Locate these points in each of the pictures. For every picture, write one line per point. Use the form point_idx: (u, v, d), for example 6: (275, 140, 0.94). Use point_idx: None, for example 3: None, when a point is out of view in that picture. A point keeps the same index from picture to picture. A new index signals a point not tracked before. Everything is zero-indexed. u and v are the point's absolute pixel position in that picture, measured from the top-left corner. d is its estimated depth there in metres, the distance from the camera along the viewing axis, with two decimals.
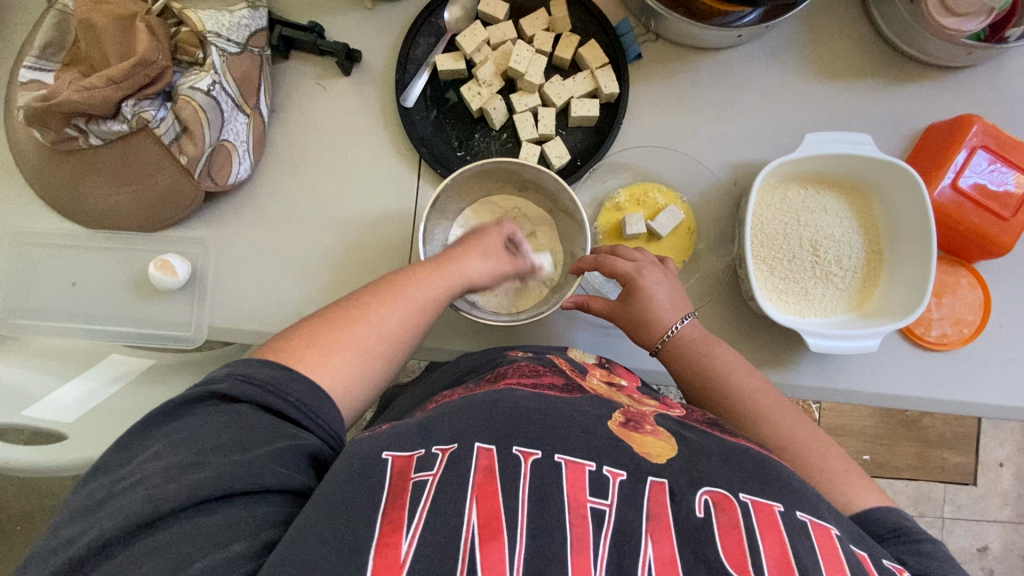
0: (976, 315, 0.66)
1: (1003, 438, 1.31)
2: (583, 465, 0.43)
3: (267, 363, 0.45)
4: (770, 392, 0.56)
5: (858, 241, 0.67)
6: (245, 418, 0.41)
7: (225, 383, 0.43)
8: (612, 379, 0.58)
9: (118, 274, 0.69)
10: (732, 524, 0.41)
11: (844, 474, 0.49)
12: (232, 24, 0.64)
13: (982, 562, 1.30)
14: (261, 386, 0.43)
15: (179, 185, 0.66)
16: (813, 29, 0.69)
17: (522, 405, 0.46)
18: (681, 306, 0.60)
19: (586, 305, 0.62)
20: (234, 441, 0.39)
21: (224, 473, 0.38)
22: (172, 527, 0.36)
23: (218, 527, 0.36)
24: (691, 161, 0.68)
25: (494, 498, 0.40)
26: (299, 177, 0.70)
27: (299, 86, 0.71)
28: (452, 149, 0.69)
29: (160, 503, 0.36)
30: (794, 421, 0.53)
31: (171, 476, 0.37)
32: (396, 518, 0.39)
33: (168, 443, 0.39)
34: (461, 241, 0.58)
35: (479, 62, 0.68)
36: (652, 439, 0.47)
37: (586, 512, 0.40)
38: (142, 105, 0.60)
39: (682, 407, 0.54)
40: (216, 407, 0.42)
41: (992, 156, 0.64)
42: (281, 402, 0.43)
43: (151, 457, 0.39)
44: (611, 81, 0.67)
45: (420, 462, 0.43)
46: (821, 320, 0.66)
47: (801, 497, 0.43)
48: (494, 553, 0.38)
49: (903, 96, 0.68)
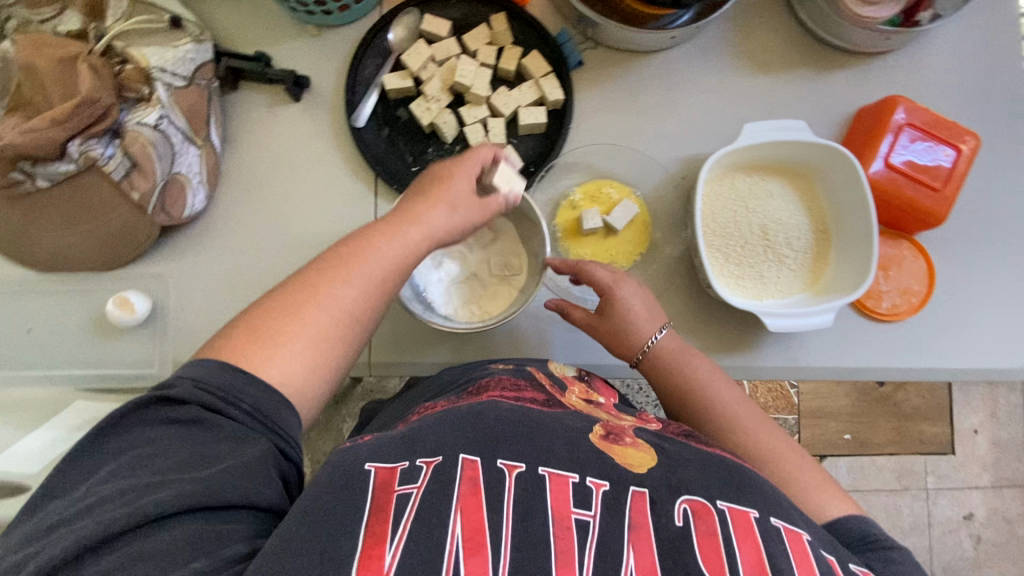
0: (922, 285, 0.69)
1: (975, 405, 1.35)
2: (567, 477, 0.43)
3: (224, 367, 0.43)
4: (748, 404, 0.57)
5: (806, 222, 0.70)
6: (197, 429, 0.41)
7: (179, 389, 0.42)
8: (590, 396, 0.57)
9: (76, 316, 0.68)
10: (710, 531, 0.42)
11: (817, 483, 0.51)
12: (177, 58, 0.64)
13: (968, 529, 1.33)
14: (216, 393, 0.42)
15: (132, 223, 0.65)
16: (743, 27, 0.72)
17: (508, 418, 0.47)
18: (657, 317, 0.61)
19: (566, 313, 0.64)
20: (191, 458, 0.39)
21: (186, 490, 0.37)
22: (132, 545, 0.35)
23: (181, 543, 0.36)
24: (640, 158, 0.70)
25: (477, 511, 0.41)
26: (256, 203, 0.70)
27: (249, 115, 0.72)
28: (407, 164, 0.70)
29: (118, 522, 0.35)
30: (772, 436, 0.55)
31: (130, 494, 0.37)
32: (379, 530, 0.39)
33: (123, 461, 0.39)
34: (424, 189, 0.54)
35: (426, 79, 0.70)
36: (631, 450, 0.47)
37: (570, 523, 0.41)
38: (89, 143, 0.60)
39: (657, 421, 0.55)
40: (169, 414, 0.41)
41: (917, 133, 0.67)
42: (236, 410, 0.42)
43: (110, 473, 0.38)
44: (556, 88, 0.69)
45: (405, 475, 0.43)
46: (778, 301, 0.68)
47: (776, 503, 0.44)
48: (478, 566, 0.38)
49: (833, 83, 0.72)
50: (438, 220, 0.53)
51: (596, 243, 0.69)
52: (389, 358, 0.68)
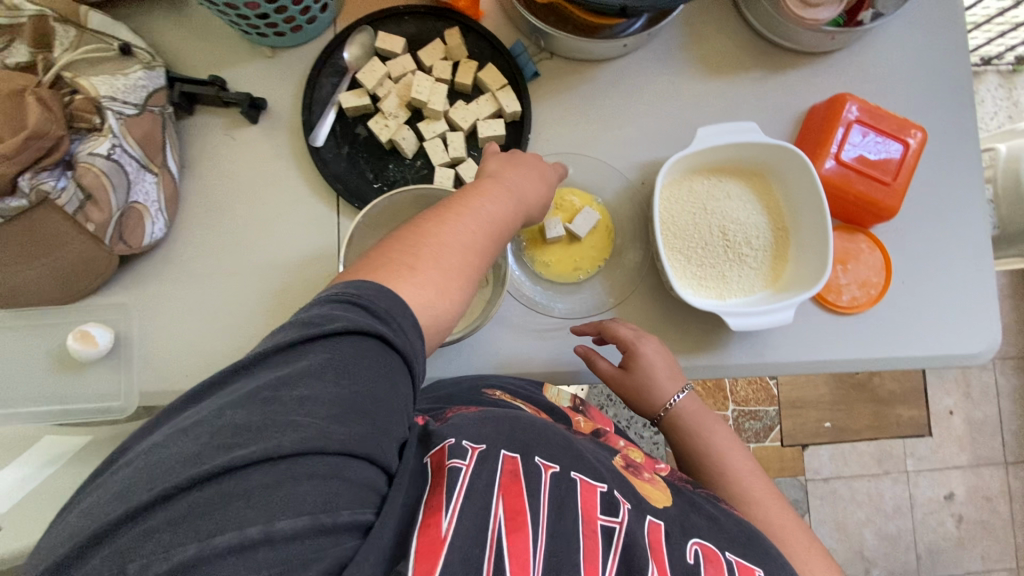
0: (879, 276, 0.71)
1: (949, 386, 1.38)
2: (595, 485, 0.48)
3: (386, 295, 0.42)
4: (762, 477, 0.62)
5: (764, 221, 0.71)
6: (389, 368, 0.40)
7: (340, 322, 0.39)
8: (594, 428, 0.65)
9: (35, 351, 0.67)
10: (718, 574, 0.48)
11: (823, 567, 0.56)
12: (129, 86, 0.64)
13: (949, 508, 1.36)
14: (385, 326, 0.41)
15: (91, 255, 0.64)
16: (694, 32, 0.74)
17: (540, 425, 0.51)
18: (679, 377, 0.65)
19: (592, 359, 0.65)
20: (342, 397, 0.37)
21: (359, 435, 0.36)
22: (289, 472, 0.34)
23: (339, 491, 0.35)
24: (600, 165, 0.71)
25: (519, 496, 0.44)
26: (218, 229, 0.70)
27: (207, 139, 0.71)
28: (368, 182, 0.70)
29: (303, 445, 0.34)
30: (778, 504, 0.60)
31: (339, 417, 0.36)
32: (436, 502, 0.41)
33: (265, 384, 0.36)
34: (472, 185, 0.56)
35: (383, 96, 0.70)
36: (650, 486, 0.54)
37: (597, 527, 0.46)
38: (41, 177, 0.59)
39: (663, 462, 0.63)
40: (359, 338, 0.39)
41: (866, 129, 0.69)
42: (411, 361, 0.42)
43: (288, 392, 0.36)
44: (513, 100, 0.70)
45: (452, 451, 0.45)
46: (741, 300, 0.69)
47: (777, 564, 0.51)
48: (519, 543, 0.42)
49: (784, 83, 0.74)
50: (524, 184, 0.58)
51: (561, 251, 0.70)
52: None
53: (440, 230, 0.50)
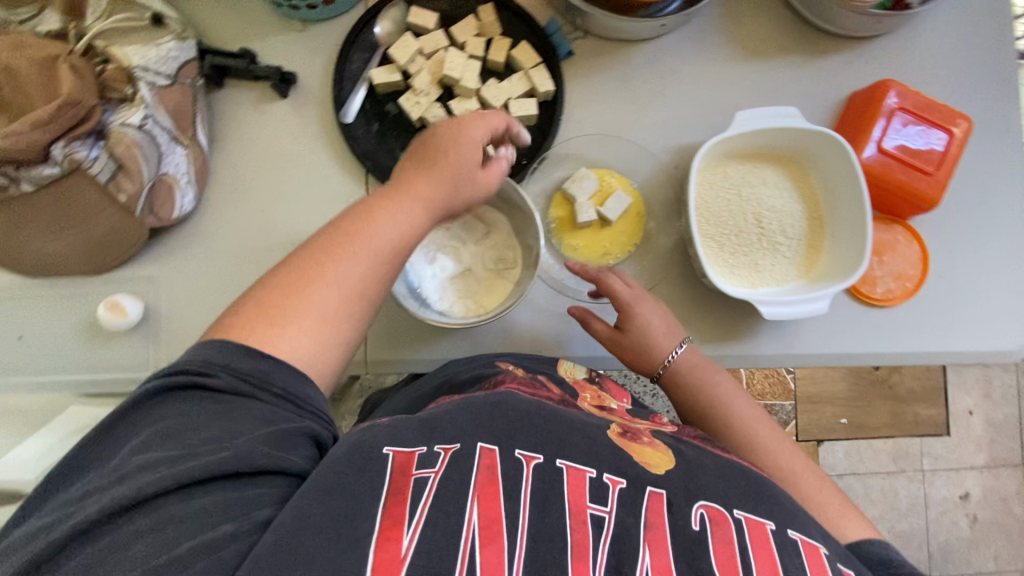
0: (916, 269, 0.69)
1: (969, 386, 1.36)
2: (584, 471, 0.45)
3: (230, 349, 0.43)
4: (768, 426, 0.59)
5: (799, 209, 0.69)
6: (230, 409, 0.41)
7: (180, 375, 0.42)
8: (602, 402, 0.58)
9: (67, 321, 0.68)
10: (727, 539, 0.43)
11: (838, 508, 0.52)
12: (160, 56, 0.63)
13: (964, 509, 1.34)
14: (245, 376, 0.42)
15: (121, 226, 0.64)
16: (733, 12, 0.72)
17: (525, 409, 0.49)
18: (677, 333, 0.63)
19: (587, 321, 0.64)
20: (218, 432, 0.40)
21: (218, 461, 0.38)
22: (160, 509, 0.37)
23: (208, 510, 0.38)
24: (632, 147, 0.70)
25: (494, 499, 0.43)
26: (246, 204, 0.70)
27: (236, 113, 0.71)
28: (397, 159, 0.69)
29: (142, 490, 0.37)
30: (788, 452, 0.57)
31: (162, 465, 0.38)
32: (396, 513, 0.40)
33: (155, 431, 0.40)
34: (410, 168, 0.54)
35: (415, 72, 0.69)
36: (648, 449, 0.49)
37: (586, 517, 0.43)
38: (72, 146, 0.58)
39: (673, 425, 0.57)
40: (179, 398, 0.41)
41: (909, 118, 0.67)
42: (267, 393, 0.42)
43: (139, 447, 0.39)
44: (546, 79, 0.68)
45: (424, 459, 0.44)
46: (773, 289, 0.68)
47: (792, 517, 0.46)
48: (493, 555, 0.40)
49: (825, 68, 0.72)
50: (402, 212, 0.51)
51: (591, 235, 0.69)
52: (387, 356, 0.68)
53: (360, 231, 0.49)
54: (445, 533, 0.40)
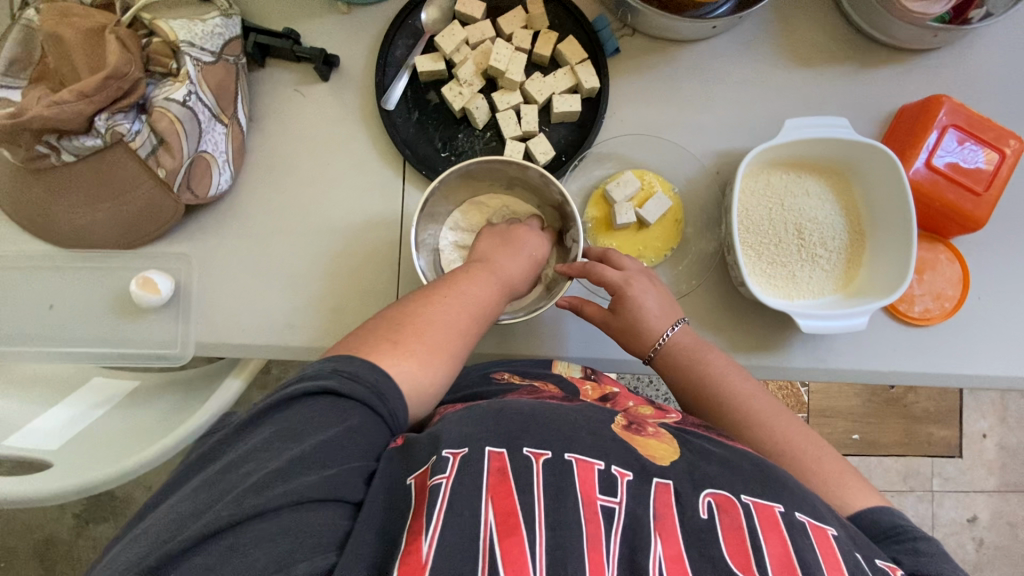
0: (955, 290, 0.68)
1: (985, 409, 1.35)
2: (591, 464, 0.43)
3: (370, 365, 0.45)
4: (764, 396, 0.55)
5: (840, 222, 0.68)
6: (350, 421, 0.42)
7: (331, 380, 0.43)
8: (603, 390, 0.57)
9: (97, 294, 0.67)
10: (735, 524, 0.41)
11: (838, 477, 0.50)
12: (206, 32, 0.62)
13: (971, 531, 1.33)
14: (367, 387, 0.44)
15: (157, 200, 0.64)
16: (785, 18, 0.70)
17: (529, 411, 0.46)
18: (670, 313, 0.60)
19: (579, 308, 0.61)
20: (337, 443, 0.41)
21: (329, 477, 0.39)
22: (278, 518, 0.37)
23: (314, 527, 0.37)
24: (675, 150, 0.69)
25: (508, 496, 0.40)
26: (282, 186, 0.69)
27: (277, 93, 0.70)
28: (436, 150, 0.69)
29: (271, 495, 0.37)
30: (787, 426, 0.53)
31: (284, 473, 0.38)
32: (416, 524, 0.39)
33: (282, 438, 0.41)
34: (501, 246, 0.62)
35: (459, 62, 0.68)
36: (654, 441, 0.47)
37: (597, 509, 0.40)
38: (116, 118, 0.58)
39: (676, 413, 0.55)
40: (325, 402, 0.43)
41: (962, 135, 0.65)
42: (380, 408, 0.44)
43: (267, 452, 0.40)
44: (592, 75, 0.67)
45: (435, 467, 0.41)
46: (809, 301, 0.67)
47: (800, 498, 0.43)
48: (514, 546, 0.38)
49: (875, 79, 0.70)
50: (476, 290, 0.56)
51: (627, 237, 0.68)
52: None
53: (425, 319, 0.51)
54: (461, 534, 0.38)
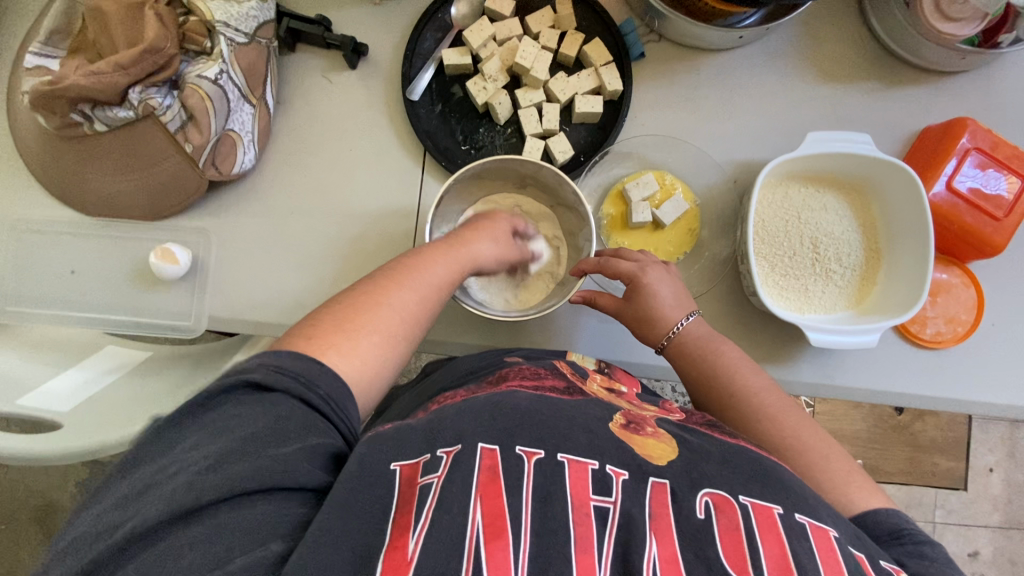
0: (969, 314, 0.67)
1: (993, 443, 1.32)
2: (585, 463, 0.42)
3: (298, 355, 0.43)
4: (775, 394, 0.55)
5: (857, 239, 0.68)
6: (282, 410, 0.40)
7: (259, 372, 0.41)
8: (611, 385, 0.56)
9: (117, 262, 0.69)
10: (732, 526, 0.40)
11: (844, 475, 0.48)
12: (241, 14, 0.63)
13: (972, 567, 1.30)
14: (296, 376, 0.42)
15: (182, 173, 0.66)
16: (812, 33, 0.71)
17: (525, 408, 0.46)
18: (684, 303, 0.60)
19: (592, 300, 0.62)
20: (269, 434, 0.39)
21: (262, 469, 0.37)
22: (214, 519, 0.35)
23: (256, 523, 0.36)
24: (697, 155, 0.69)
25: (497, 497, 0.40)
26: (303, 168, 0.70)
27: (305, 78, 0.72)
28: (456, 143, 0.70)
29: (201, 494, 0.35)
30: (796, 423, 0.52)
31: (212, 467, 0.36)
32: (405, 521, 0.38)
33: (209, 432, 0.38)
34: (469, 226, 0.60)
35: (485, 57, 0.69)
36: (652, 441, 0.46)
37: (589, 510, 0.40)
38: (149, 92, 0.60)
39: (681, 412, 0.54)
40: (250, 395, 0.40)
41: (982, 161, 0.65)
42: (313, 395, 0.42)
43: (192, 448, 0.38)
44: (615, 78, 0.68)
45: (427, 466, 0.42)
46: (820, 316, 0.66)
47: (802, 499, 0.42)
48: (498, 551, 0.37)
49: (899, 98, 0.70)
50: (486, 251, 0.59)
51: (641, 238, 0.68)
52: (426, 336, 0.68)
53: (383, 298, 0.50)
54: (449, 527, 0.38)
